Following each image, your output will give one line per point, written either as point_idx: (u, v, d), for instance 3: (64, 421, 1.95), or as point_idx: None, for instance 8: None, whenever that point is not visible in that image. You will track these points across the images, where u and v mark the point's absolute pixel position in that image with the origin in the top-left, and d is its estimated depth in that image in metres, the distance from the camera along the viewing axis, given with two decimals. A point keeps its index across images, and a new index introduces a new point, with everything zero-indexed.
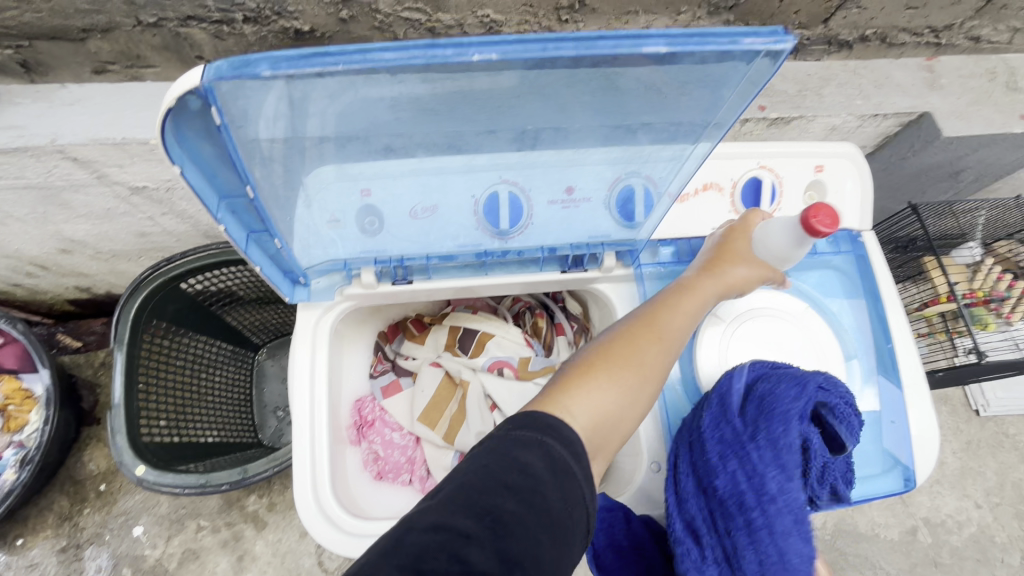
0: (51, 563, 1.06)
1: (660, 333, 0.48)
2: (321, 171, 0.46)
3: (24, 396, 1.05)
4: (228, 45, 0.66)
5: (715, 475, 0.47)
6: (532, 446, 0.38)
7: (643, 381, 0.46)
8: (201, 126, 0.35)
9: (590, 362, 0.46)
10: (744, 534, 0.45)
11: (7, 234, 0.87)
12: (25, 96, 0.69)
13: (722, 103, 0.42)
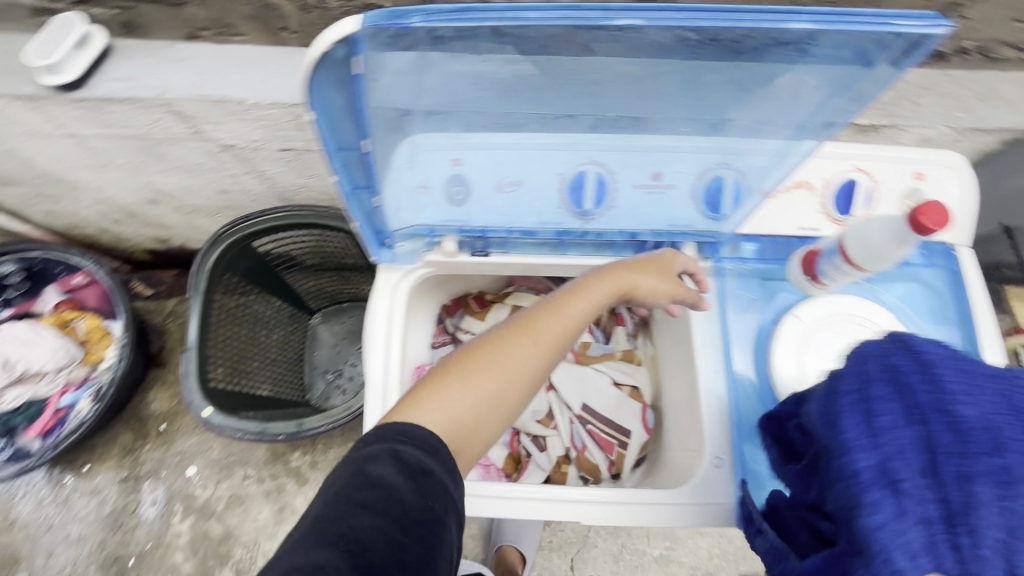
0: (112, 491, 1.13)
1: (535, 335, 0.49)
2: (433, 134, 0.49)
3: (102, 333, 1.12)
4: (312, 17, 0.68)
5: (958, 404, 0.33)
6: (386, 457, 0.39)
7: (511, 387, 0.47)
8: (339, 75, 0.37)
9: (459, 365, 0.47)
10: (999, 497, 0.31)
11: (105, 179, 0.93)
12: (138, 50, 0.74)
13: (837, 95, 0.43)
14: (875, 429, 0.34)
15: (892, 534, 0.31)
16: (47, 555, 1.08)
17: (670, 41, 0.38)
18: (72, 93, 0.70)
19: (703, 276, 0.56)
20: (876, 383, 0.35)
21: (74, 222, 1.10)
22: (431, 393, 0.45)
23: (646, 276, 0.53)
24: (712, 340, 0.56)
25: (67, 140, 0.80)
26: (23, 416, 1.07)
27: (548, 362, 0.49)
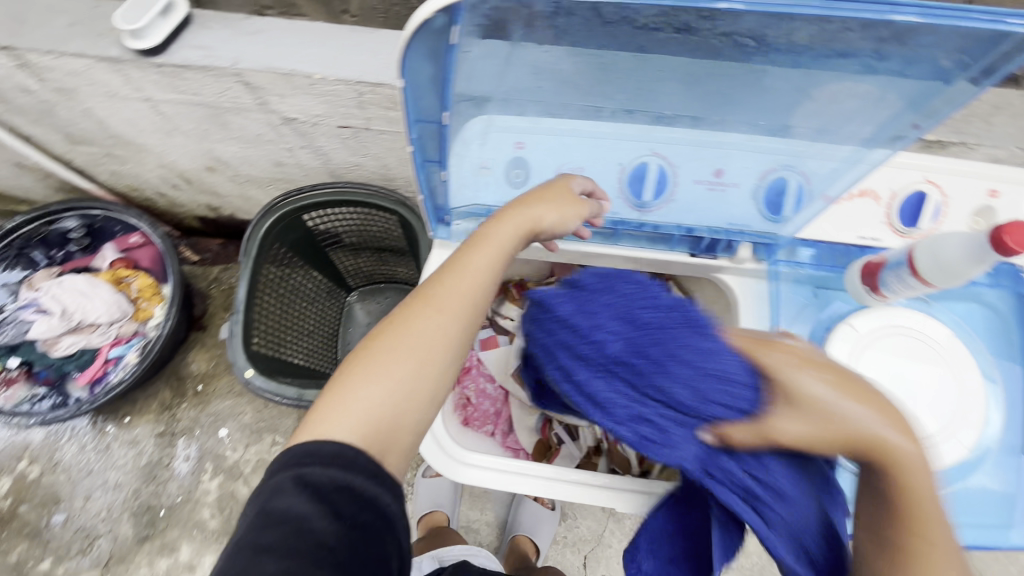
0: (149, 444, 1.17)
1: (437, 304, 0.46)
2: (508, 117, 0.49)
3: (152, 292, 1.17)
4: (374, 3, 0.74)
5: (599, 334, 0.40)
6: (289, 485, 0.41)
7: (420, 366, 0.45)
8: (432, 48, 0.38)
9: (362, 359, 0.46)
10: (676, 373, 0.38)
11: (169, 144, 0.97)
12: (215, 22, 0.77)
13: (926, 104, 0.41)
14: (602, 405, 0.40)
15: (666, 450, 0.39)
16: (85, 498, 1.13)
17: (716, 53, 0.40)
18: (153, 58, 0.74)
19: (596, 187, 0.53)
20: (566, 364, 0.42)
21: (135, 183, 1.15)
22: (336, 397, 0.44)
23: (546, 209, 0.50)
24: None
25: (141, 103, 0.84)
26: (75, 364, 1.12)
27: (459, 326, 0.47)
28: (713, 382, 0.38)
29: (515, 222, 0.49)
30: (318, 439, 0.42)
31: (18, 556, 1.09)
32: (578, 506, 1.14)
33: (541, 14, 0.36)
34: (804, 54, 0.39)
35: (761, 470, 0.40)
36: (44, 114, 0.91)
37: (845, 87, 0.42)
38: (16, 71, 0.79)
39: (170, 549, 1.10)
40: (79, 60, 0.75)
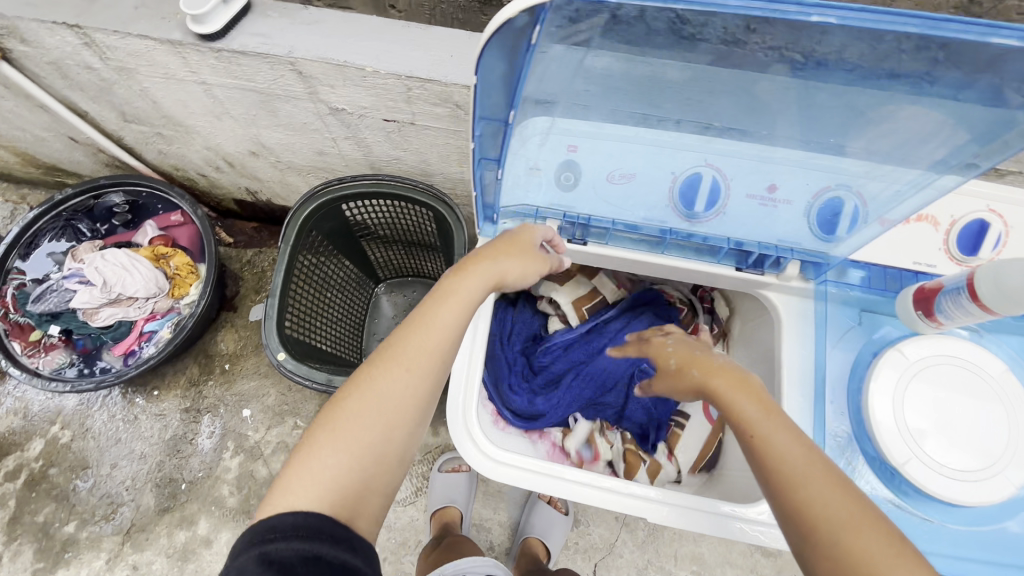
0: (175, 418, 1.20)
1: (404, 363, 0.49)
2: (571, 122, 0.49)
3: (189, 270, 1.19)
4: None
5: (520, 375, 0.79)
6: (252, 565, 0.39)
7: (386, 428, 0.48)
8: (511, 45, 0.39)
9: (328, 424, 0.47)
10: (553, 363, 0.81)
11: (217, 127, 0.99)
12: (273, 10, 0.79)
13: (993, 139, 0.40)
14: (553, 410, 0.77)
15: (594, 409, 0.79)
16: (112, 466, 1.16)
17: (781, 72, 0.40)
18: (212, 43, 0.75)
19: (552, 235, 0.59)
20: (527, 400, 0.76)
21: (179, 163, 1.18)
22: (302, 464, 0.46)
23: (511, 263, 0.55)
24: (797, 365, 0.57)
25: (195, 86, 0.87)
26: (111, 335, 1.16)
27: (425, 387, 0.50)
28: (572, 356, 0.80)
29: (479, 280, 0.53)
30: (283, 508, 0.43)
31: (44, 517, 1.13)
32: (591, 512, 1.14)
33: (619, 20, 0.37)
34: (882, 77, 0.38)
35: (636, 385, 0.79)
36: (101, 91, 0.94)
37: (916, 116, 0.41)
38: (80, 49, 0.82)
39: (189, 522, 1.13)
40: (141, 41, 0.77)
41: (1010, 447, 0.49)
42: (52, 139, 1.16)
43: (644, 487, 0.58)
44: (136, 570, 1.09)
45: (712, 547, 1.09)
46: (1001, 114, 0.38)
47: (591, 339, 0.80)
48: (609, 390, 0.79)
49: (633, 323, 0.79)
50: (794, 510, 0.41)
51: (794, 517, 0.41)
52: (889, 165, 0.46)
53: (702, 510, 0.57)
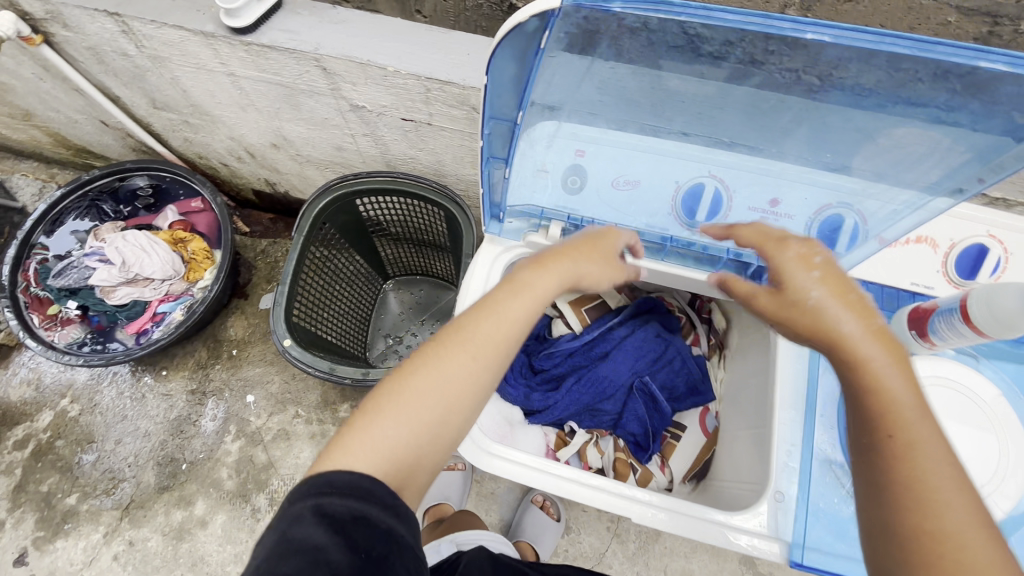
0: (180, 399, 1.23)
1: (473, 350, 0.48)
2: (578, 126, 0.51)
3: (205, 256, 1.22)
4: (446, 5, 0.79)
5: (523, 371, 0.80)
6: (307, 514, 0.41)
7: (447, 406, 0.47)
8: (522, 47, 0.41)
9: (391, 395, 0.47)
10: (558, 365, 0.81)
11: (242, 118, 1.03)
12: (303, 9, 0.82)
13: (995, 157, 0.41)
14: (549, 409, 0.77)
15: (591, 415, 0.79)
16: (116, 442, 1.19)
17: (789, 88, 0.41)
18: (243, 36, 0.79)
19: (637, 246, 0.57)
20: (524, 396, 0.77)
21: (203, 152, 1.22)
22: (364, 427, 0.46)
23: (590, 266, 0.53)
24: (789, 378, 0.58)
25: (224, 78, 0.90)
26: (125, 313, 1.19)
27: (488, 375, 0.49)
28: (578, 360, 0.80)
29: (560, 278, 0.51)
30: (343, 467, 0.44)
31: (48, 487, 1.15)
32: (583, 521, 1.14)
33: (630, 28, 0.39)
34: (882, 98, 0.40)
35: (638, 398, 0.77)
36: (135, 78, 0.97)
37: (913, 133, 0.42)
38: (118, 36, 0.86)
39: (187, 501, 1.14)
40: (176, 32, 0.81)
41: (998, 473, 0.49)
42: (84, 122, 1.21)
43: (634, 489, 0.57)
44: (132, 545, 1.11)
45: (703, 565, 1.09)
46: (994, 138, 0.40)
47: (595, 345, 0.80)
48: (607, 397, 0.78)
49: (638, 332, 0.79)
50: (920, 537, 0.38)
51: (923, 538, 0.38)
52: (884, 185, 0.48)
53: (692, 515, 0.55)
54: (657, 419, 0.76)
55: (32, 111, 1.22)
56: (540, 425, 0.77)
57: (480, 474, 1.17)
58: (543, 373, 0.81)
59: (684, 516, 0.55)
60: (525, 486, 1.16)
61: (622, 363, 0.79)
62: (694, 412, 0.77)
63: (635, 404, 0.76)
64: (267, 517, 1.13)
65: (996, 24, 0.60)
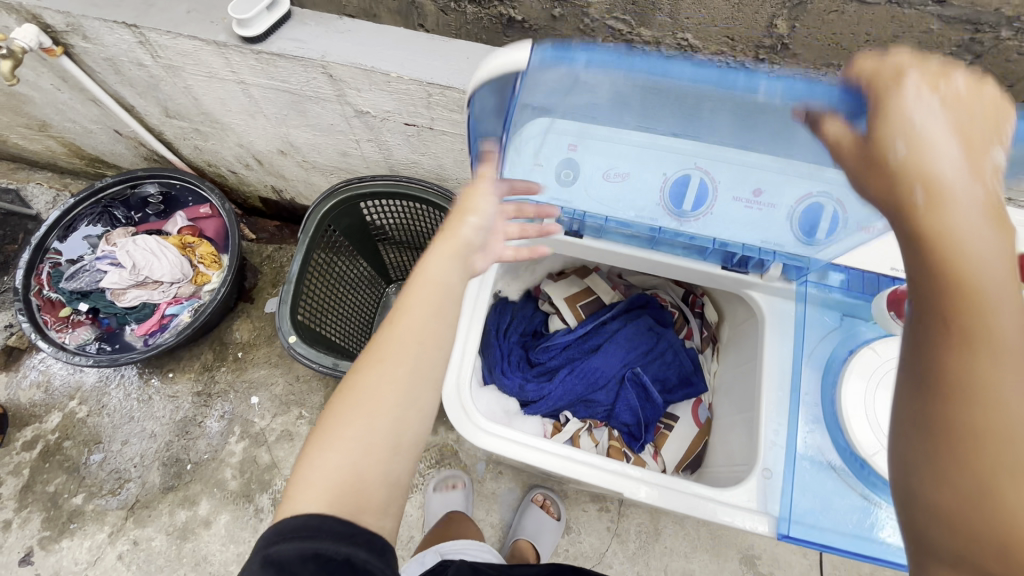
0: (186, 400, 1.25)
1: (384, 353, 0.48)
2: (565, 121, 0.55)
3: (212, 259, 1.25)
4: (446, 19, 0.87)
5: (519, 365, 0.82)
6: (258, 568, 0.41)
7: (373, 413, 0.46)
8: (500, 87, 0.49)
9: (323, 430, 0.47)
10: (552, 358, 0.83)
11: (251, 125, 1.06)
12: (311, 19, 0.86)
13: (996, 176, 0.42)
14: (544, 400, 0.78)
15: (584, 407, 0.80)
16: (123, 443, 1.21)
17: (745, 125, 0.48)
18: (253, 45, 0.83)
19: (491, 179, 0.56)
20: (520, 387, 0.78)
21: (212, 160, 1.26)
22: (303, 469, 0.46)
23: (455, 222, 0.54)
24: (771, 359, 0.60)
25: (234, 86, 0.94)
26: (135, 315, 1.21)
27: (407, 371, 0.48)
28: (571, 352, 0.82)
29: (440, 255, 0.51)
30: (288, 515, 0.44)
31: (55, 487, 1.17)
32: (584, 521, 1.14)
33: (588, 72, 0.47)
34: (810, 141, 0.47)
35: (629, 390, 0.79)
36: (149, 88, 1.02)
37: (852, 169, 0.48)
38: (135, 47, 0.90)
39: (191, 501, 1.16)
40: (190, 41, 0.85)
41: None
42: (99, 132, 1.25)
43: (623, 464, 0.58)
44: (136, 545, 1.12)
45: (703, 565, 1.09)
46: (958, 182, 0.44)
47: (588, 338, 0.83)
48: (600, 388, 0.80)
49: (629, 326, 0.82)
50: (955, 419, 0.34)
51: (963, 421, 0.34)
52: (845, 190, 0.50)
53: (678, 489, 0.56)
54: (650, 411, 0.78)
55: (49, 122, 1.27)
56: (537, 414, 0.78)
57: (480, 473, 1.19)
58: (539, 365, 0.83)
59: (680, 495, 0.56)
60: (526, 486, 1.17)
61: (613, 354, 0.81)
62: (687, 404, 0.78)
63: (627, 395, 0.78)
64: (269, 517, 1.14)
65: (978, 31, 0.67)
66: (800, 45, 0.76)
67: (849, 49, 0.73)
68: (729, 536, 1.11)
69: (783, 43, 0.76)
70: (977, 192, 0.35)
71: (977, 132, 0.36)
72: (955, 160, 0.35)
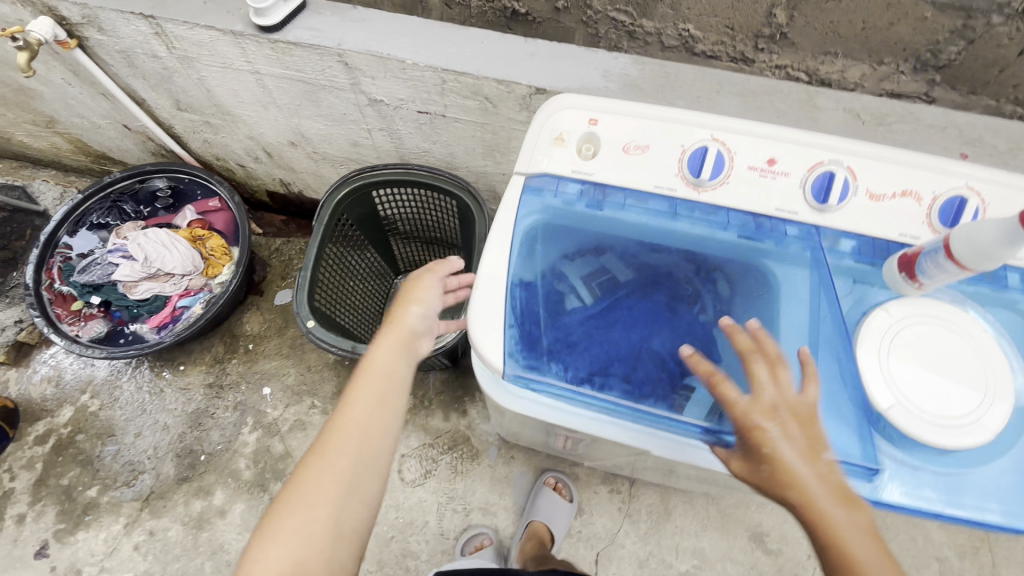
0: (198, 393, 1.26)
1: (328, 444, 0.53)
2: (590, 100, 0.61)
3: (223, 252, 1.26)
4: (451, 13, 0.90)
5: None
6: None
7: (312, 500, 0.51)
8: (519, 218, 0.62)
9: (268, 520, 0.51)
10: None
11: (262, 117, 1.08)
12: (325, 9, 0.88)
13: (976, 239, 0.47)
14: None
15: None
16: (135, 435, 1.21)
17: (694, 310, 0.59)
18: (270, 34, 0.84)
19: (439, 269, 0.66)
20: None
21: (221, 153, 1.27)
22: (249, 561, 0.49)
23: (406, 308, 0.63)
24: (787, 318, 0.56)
25: (248, 76, 0.95)
26: (147, 308, 1.22)
27: (350, 460, 0.53)
28: None
29: (386, 347, 0.59)
30: None
31: (68, 480, 1.17)
32: (595, 503, 1.16)
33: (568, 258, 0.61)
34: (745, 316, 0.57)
35: None
36: (162, 80, 1.03)
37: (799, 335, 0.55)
38: (150, 38, 0.91)
39: (206, 492, 1.16)
40: (207, 31, 0.86)
41: (988, 394, 0.50)
42: (107, 127, 1.26)
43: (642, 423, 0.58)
44: (152, 535, 1.13)
45: (713, 543, 1.11)
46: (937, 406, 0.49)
47: None
48: None
49: None
50: None
51: None
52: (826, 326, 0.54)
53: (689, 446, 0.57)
54: None
55: (57, 118, 1.27)
56: None
57: (493, 458, 1.20)
58: None
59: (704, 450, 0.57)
60: (537, 470, 1.19)
61: None
62: None
63: None
64: None
65: (970, 18, 0.70)
66: (798, 33, 0.79)
67: (847, 37, 0.77)
68: (737, 515, 1.13)
69: (781, 31, 0.79)
70: (824, 490, 0.45)
71: (808, 429, 0.47)
72: (805, 472, 0.45)
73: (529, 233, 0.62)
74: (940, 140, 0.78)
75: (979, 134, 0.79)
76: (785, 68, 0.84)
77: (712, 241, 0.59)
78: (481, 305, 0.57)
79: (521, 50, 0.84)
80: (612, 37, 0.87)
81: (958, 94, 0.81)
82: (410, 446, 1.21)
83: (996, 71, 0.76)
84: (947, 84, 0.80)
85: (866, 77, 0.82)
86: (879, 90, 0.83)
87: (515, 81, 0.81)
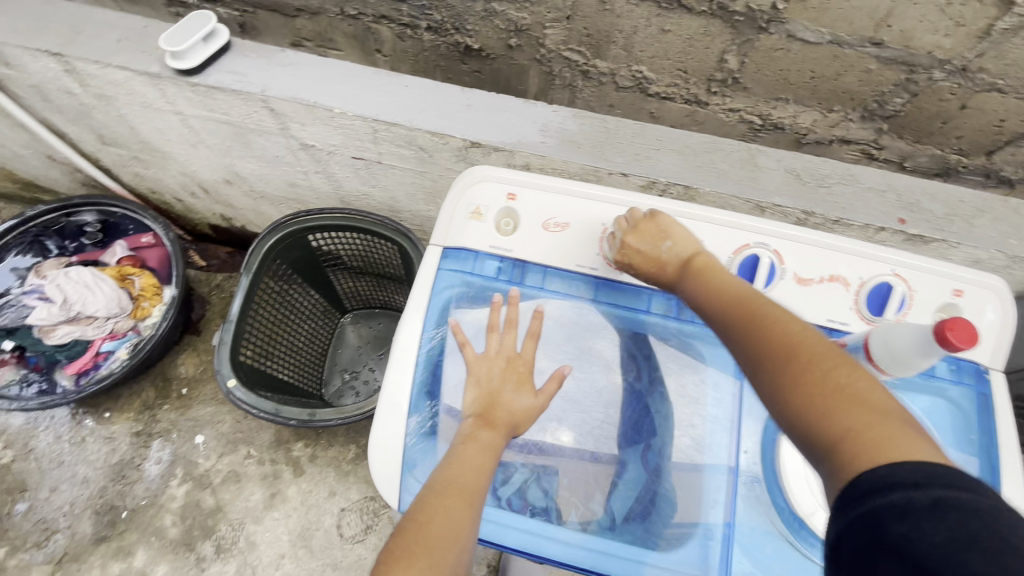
0: (124, 442, 1.17)
1: (471, 498, 0.46)
2: (509, 171, 0.58)
3: (154, 292, 1.19)
4: (405, 45, 0.86)
5: None
6: None
7: (450, 547, 0.43)
8: (437, 291, 0.57)
9: (408, 545, 0.43)
10: None
11: (194, 155, 1.02)
12: (251, 50, 0.83)
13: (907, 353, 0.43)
14: None
15: None
16: (51, 490, 1.13)
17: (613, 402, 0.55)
18: (189, 77, 0.79)
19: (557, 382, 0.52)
20: None
21: (155, 187, 1.20)
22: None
23: (516, 398, 0.52)
24: (711, 404, 0.53)
25: (172, 116, 0.90)
26: (65, 353, 1.14)
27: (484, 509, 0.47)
28: None
29: (505, 432, 0.50)
30: None
31: None
32: None
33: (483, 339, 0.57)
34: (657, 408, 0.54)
35: None
36: (81, 116, 0.97)
37: (717, 437, 0.52)
38: (62, 75, 0.85)
39: (126, 553, 1.08)
40: (121, 72, 0.81)
41: None
42: (30, 157, 1.18)
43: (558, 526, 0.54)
44: None
45: None
46: None
47: None
48: None
49: None
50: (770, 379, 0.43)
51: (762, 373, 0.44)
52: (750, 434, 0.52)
53: None
54: None
55: None
56: None
57: None
58: None
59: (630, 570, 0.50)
60: None
61: None
62: None
63: None
64: (213, 566, 1.08)
65: (913, 72, 0.69)
66: (749, 79, 0.77)
67: (796, 84, 0.75)
68: None
69: (733, 76, 0.77)
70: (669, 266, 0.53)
71: (651, 228, 0.54)
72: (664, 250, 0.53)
73: (443, 310, 0.57)
74: (879, 204, 0.77)
75: (917, 199, 0.78)
76: (738, 111, 0.83)
77: (634, 323, 0.57)
78: (393, 391, 0.53)
79: (458, 101, 0.81)
80: (567, 75, 0.84)
81: (904, 142, 0.81)
82: (351, 499, 1.14)
83: (939, 123, 0.75)
84: (894, 133, 0.80)
85: (817, 122, 0.81)
86: (829, 135, 0.83)
87: (449, 133, 0.77)
